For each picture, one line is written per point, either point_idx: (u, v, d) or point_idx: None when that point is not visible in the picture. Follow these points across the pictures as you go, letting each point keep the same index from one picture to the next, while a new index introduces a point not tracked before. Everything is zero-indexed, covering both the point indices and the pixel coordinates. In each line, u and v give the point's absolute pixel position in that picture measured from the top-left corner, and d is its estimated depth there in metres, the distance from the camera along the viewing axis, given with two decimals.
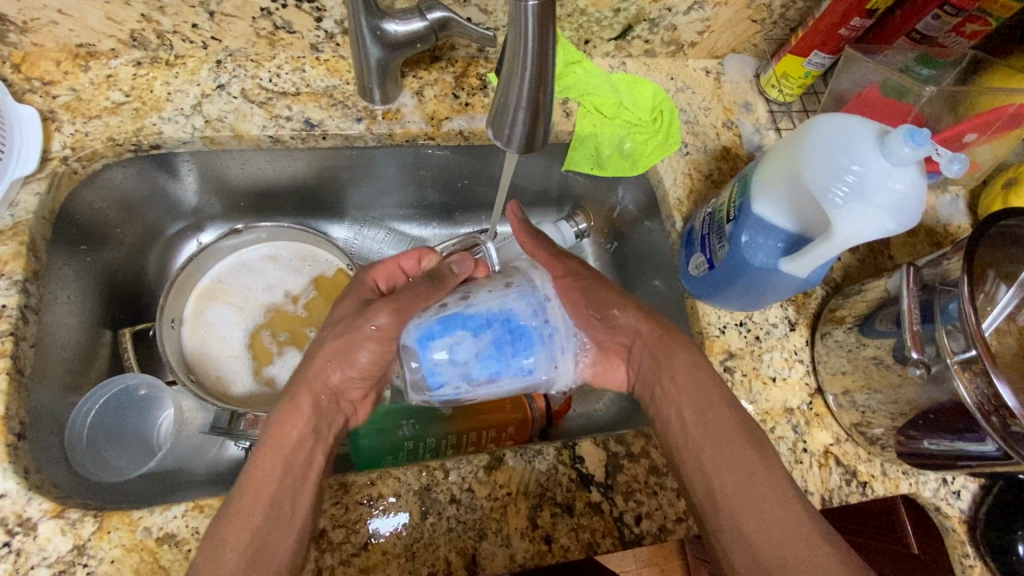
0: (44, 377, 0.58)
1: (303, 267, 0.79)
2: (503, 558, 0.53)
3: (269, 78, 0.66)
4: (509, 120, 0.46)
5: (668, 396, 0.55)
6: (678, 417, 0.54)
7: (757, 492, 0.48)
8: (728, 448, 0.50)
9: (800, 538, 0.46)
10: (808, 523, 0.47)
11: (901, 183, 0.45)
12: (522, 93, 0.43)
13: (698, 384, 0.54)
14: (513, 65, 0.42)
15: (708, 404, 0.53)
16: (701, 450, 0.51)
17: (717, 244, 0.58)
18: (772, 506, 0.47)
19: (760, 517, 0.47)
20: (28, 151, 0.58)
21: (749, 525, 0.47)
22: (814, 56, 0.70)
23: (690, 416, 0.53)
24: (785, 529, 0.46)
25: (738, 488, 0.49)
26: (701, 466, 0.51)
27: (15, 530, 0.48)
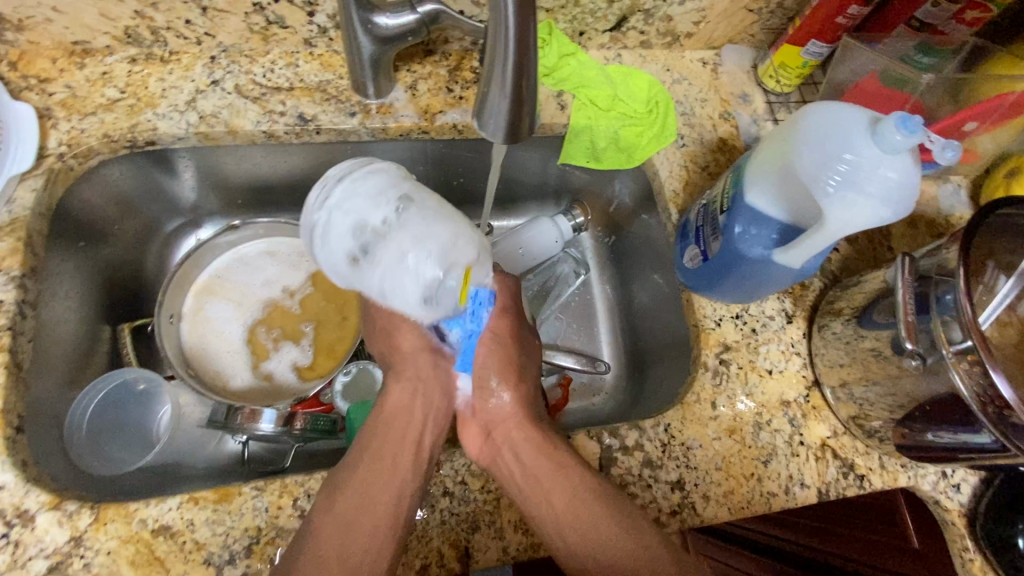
0: (43, 370, 0.59)
1: (301, 263, 0.79)
2: (496, 550, 0.53)
3: (263, 74, 0.66)
4: (493, 109, 0.45)
5: (528, 488, 0.52)
6: (521, 474, 0.52)
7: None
8: (611, 554, 0.48)
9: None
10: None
11: (893, 172, 0.43)
12: (506, 83, 0.43)
13: (571, 487, 0.51)
14: (496, 56, 0.42)
15: (609, 520, 0.49)
16: (564, 533, 0.50)
17: (710, 236, 0.57)
18: (659, 561, 0.47)
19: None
20: (25, 148, 0.59)
21: None
22: (812, 45, 0.69)
23: (558, 512, 0.50)
24: None
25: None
26: (564, 532, 0.50)
27: (13, 522, 0.48)
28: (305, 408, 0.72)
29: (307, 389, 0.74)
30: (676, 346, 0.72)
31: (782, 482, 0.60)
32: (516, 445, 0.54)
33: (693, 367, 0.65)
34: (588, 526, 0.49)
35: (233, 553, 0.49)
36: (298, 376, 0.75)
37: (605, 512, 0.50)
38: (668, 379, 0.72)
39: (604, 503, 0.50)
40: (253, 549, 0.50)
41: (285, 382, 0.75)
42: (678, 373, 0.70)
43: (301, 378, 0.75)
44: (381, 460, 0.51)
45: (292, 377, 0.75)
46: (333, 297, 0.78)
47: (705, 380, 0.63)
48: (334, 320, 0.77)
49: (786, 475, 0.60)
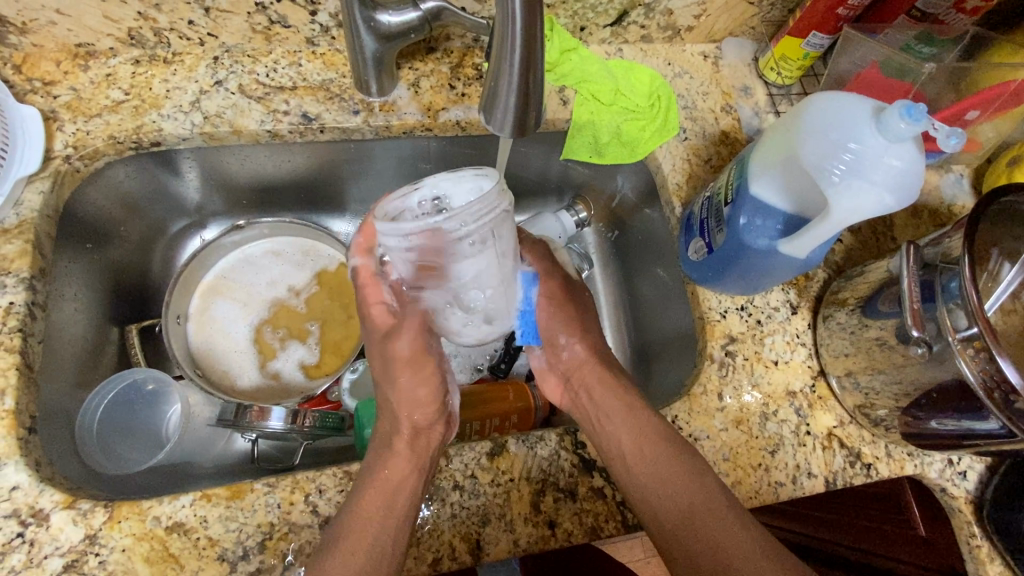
0: (53, 371, 0.59)
1: (306, 263, 0.80)
2: (507, 543, 0.53)
3: (266, 73, 0.66)
4: (499, 105, 0.45)
5: (605, 425, 0.57)
6: (622, 457, 0.54)
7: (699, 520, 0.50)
8: (669, 483, 0.52)
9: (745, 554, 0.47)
10: (758, 548, 0.48)
11: (898, 159, 0.44)
12: (512, 79, 0.43)
13: (639, 427, 0.55)
14: (501, 53, 0.42)
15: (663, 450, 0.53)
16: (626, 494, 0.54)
17: (715, 228, 0.57)
18: (703, 516, 0.50)
19: (701, 544, 0.49)
20: (32, 150, 0.59)
21: (699, 556, 0.49)
22: (813, 37, 0.70)
23: (629, 455, 0.54)
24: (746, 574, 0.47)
25: (682, 523, 0.50)
26: (638, 498, 0.53)
27: (28, 521, 0.49)
28: (312, 406, 0.73)
29: (313, 387, 0.75)
30: (681, 339, 0.72)
31: (790, 471, 0.60)
32: (600, 406, 0.58)
33: (699, 359, 0.65)
34: (666, 489, 0.52)
35: (246, 548, 0.50)
36: (304, 375, 0.76)
37: (673, 452, 0.53)
38: (675, 372, 0.71)
39: (657, 459, 0.53)
40: (266, 545, 0.50)
41: (292, 381, 0.75)
42: (684, 366, 0.70)
43: (308, 376, 0.76)
44: (377, 525, 0.48)
45: (299, 375, 0.76)
46: (338, 296, 0.79)
47: (711, 371, 0.63)
48: (339, 318, 0.78)
49: (793, 465, 0.61)
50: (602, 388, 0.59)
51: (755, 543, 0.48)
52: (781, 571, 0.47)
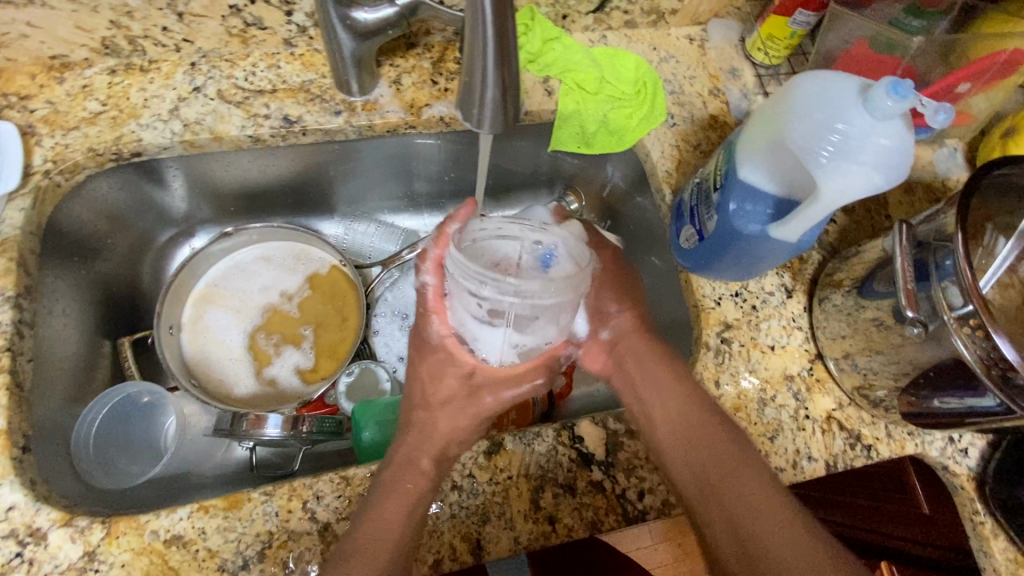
0: (46, 389, 0.59)
1: (297, 266, 0.80)
2: (508, 541, 0.53)
3: (245, 77, 0.65)
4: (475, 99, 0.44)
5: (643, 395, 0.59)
6: (663, 420, 0.56)
7: (736, 483, 0.50)
8: (710, 450, 0.53)
9: (777, 521, 0.48)
10: (791, 518, 0.48)
11: (886, 138, 0.43)
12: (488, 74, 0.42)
13: (683, 394, 0.57)
14: (474, 51, 0.41)
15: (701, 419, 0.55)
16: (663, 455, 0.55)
17: (705, 214, 0.56)
18: (739, 481, 0.50)
19: (736, 505, 0.50)
20: (10, 167, 0.58)
21: (732, 517, 0.49)
22: (799, 14, 0.68)
23: (672, 418, 0.55)
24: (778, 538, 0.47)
25: (716, 484, 0.51)
26: (676, 458, 0.54)
27: (26, 540, 0.48)
28: (310, 411, 0.73)
29: (310, 391, 0.74)
30: (678, 327, 0.72)
31: (790, 456, 0.60)
32: (647, 375, 0.59)
33: (695, 347, 0.65)
34: (707, 452, 0.53)
35: (246, 558, 0.50)
36: (300, 379, 0.75)
37: (717, 420, 0.54)
38: None
39: (700, 424, 0.54)
40: (266, 553, 0.50)
41: (288, 386, 0.75)
42: (682, 356, 0.69)
43: (304, 381, 0.75)
44: (393, 530, 0.48)
45: (295, 380, 0.75)
46: (331, 299, 0.79)
47: (707, 359, 0.63)
48: (332, 321, 0.78)
49: (793, 449, 0.60)
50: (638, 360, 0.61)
51: (791, 511, 0.48)
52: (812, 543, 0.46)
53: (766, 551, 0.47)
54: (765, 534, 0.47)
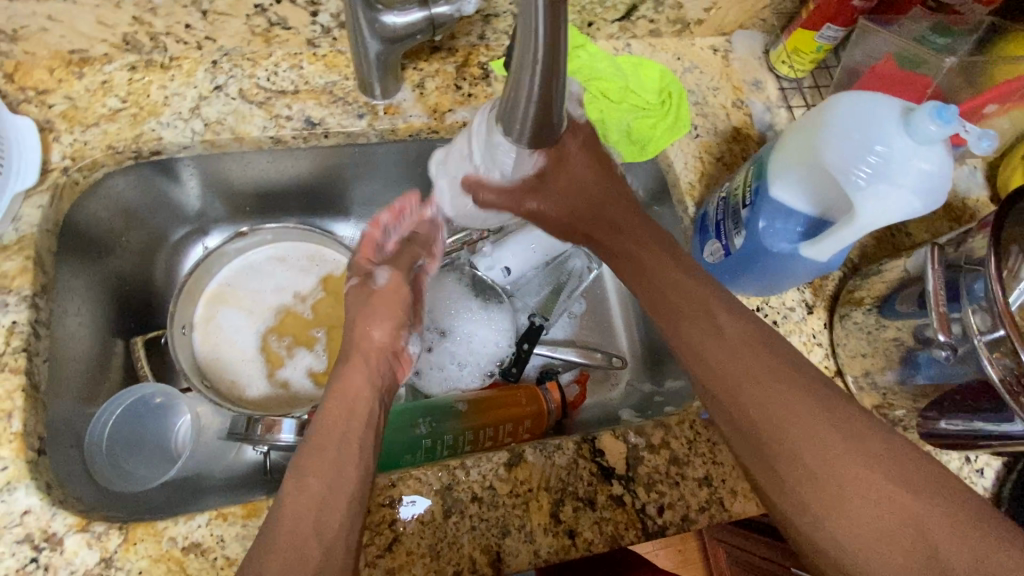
0: (60, 389, 0.58)
1: (311, 267, 0.79)
2: (527, 553, 0.53)
3: (267, 77, 0.64)
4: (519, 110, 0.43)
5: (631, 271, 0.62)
6: (725, 373, 0.51)
7: (794, 409, 0.47)
8: (767, 391, 0.49)
9: (823, 436, 0.46)
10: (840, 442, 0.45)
11: (926, 163, 0.43)
12: (534, 86, 0.40)
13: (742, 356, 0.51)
14: (524, 55, 0.38)
15: (761, 361, 0.50)
16: (739, 401, 0.49)
17: (732, 230, 0.56)
18: (803, 428, 0.47)
19: (787, 435, 0.47)
20: (28, 164, 0.57)
21: (791, 442, 0.46)
22: (827, 31, 0.68)
23: (737, 370, 0.50)
24: (822, 457, 0.45)
25: (776, 417, 0.48)
26: (743, 395, 0.49)
27: (42, 545, 0.48)
28: None
29: (323, 395, 0.74)
30: None
31: None
32: (706, 332, 0.53)
33: None
34: (764, 399, 0.49)
35: None
36: (313, 383, 0.75)
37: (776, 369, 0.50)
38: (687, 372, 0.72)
39: (770, 375, 0.49)
40: None
41: (300, 389, 0.75)
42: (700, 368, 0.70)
43: (317, 384, 0.75)
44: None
45: (307, 383, 0.75)
46: (345, 301, 0.78)
47: None
48: None
49: None
50: (659, 259, 0.60)
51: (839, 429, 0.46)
52: (865, 460, 0.44)
53: (813, 470, 0.45)
54: (801, 451, 0.46)
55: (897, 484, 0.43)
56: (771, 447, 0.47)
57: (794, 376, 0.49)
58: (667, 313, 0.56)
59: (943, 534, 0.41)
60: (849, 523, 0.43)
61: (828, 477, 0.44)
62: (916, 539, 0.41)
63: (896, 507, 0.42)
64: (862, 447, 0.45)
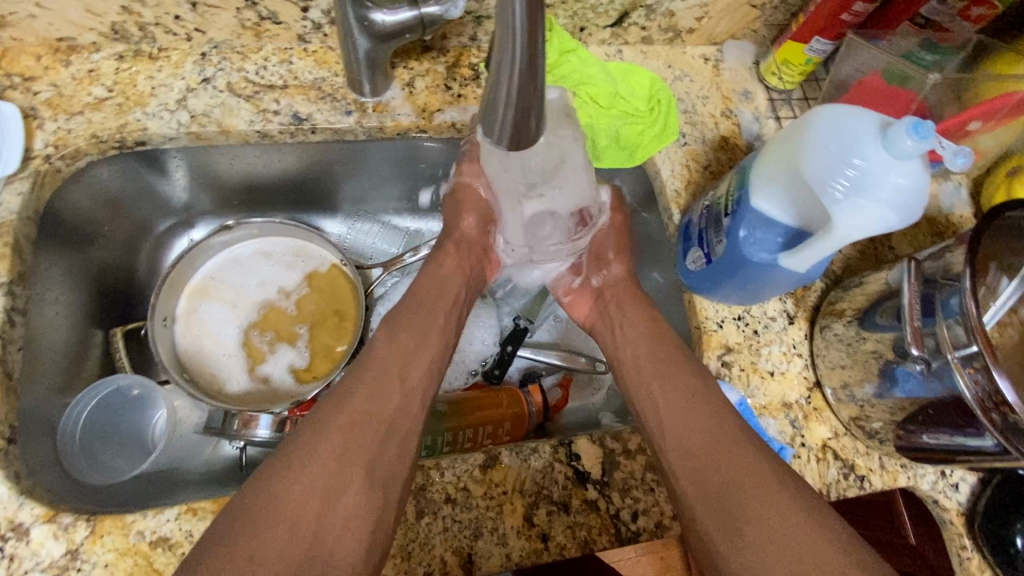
0: (34, 378, 0.58)
1: (296, 263, 0.78)
2: (500, 556, 0.53)
3: (255, 71, 0.64)
4: (497, 116, 0.42)
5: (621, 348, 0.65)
6: (662, 402, 0.57)
7: (717, 439, 0.52)
8: (695, 422, 0.54)
9: (739, 464, 0.50)
10: (758, 470, 0.49)
11: (904, 177, 0.43)
12: (511, 90, 0.40)
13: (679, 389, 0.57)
14: (502, 55, 0.38)
15: (724, 437, 0.52)
16: (668, 427, 0.55)
17: (714, 239, 0.56)
18: (725, 456, 0.51)
19: (709, 459, 0.51)
20: (10, 150, 0.57)
21: (707, 467, 0.51)
22: (816, 42, 0.68)
23: (674, 402, 0.56)
24: (733, 481, 0.49)
25: (698, 446, 0.52)
26: (672, 424, 0.55)
27: (7, 535, 0.47)
28: None
29: (303, 392, 0.73)
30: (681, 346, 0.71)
31: None
32: (654, 370, 0.60)
33: None
34: (692, 425, 0.54)
35: None
36: (294, 379, 0.75)
37: (708, 404, 0.55)
38: None
39: (702, 408, 0.55)
40: None
41: (281, 385, 0.74)
42: None
43: (298, 381, 0.74)
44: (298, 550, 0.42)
45: (288, 379, 0.74)
46: (328, 297, 0.77)
47: None
48: (329, 322, 0.77)
49: None
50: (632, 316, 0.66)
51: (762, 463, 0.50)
52: (780, 491, 0.48)
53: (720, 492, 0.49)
54: (717, 475, 0.50)
55: (805, 515, 0.46)
56: (699, 466, 0.51)
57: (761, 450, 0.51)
58: (647, 390, 0.59)
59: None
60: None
61: (794, 551, 0.44)
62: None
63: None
64: (826, 519, 0.46)
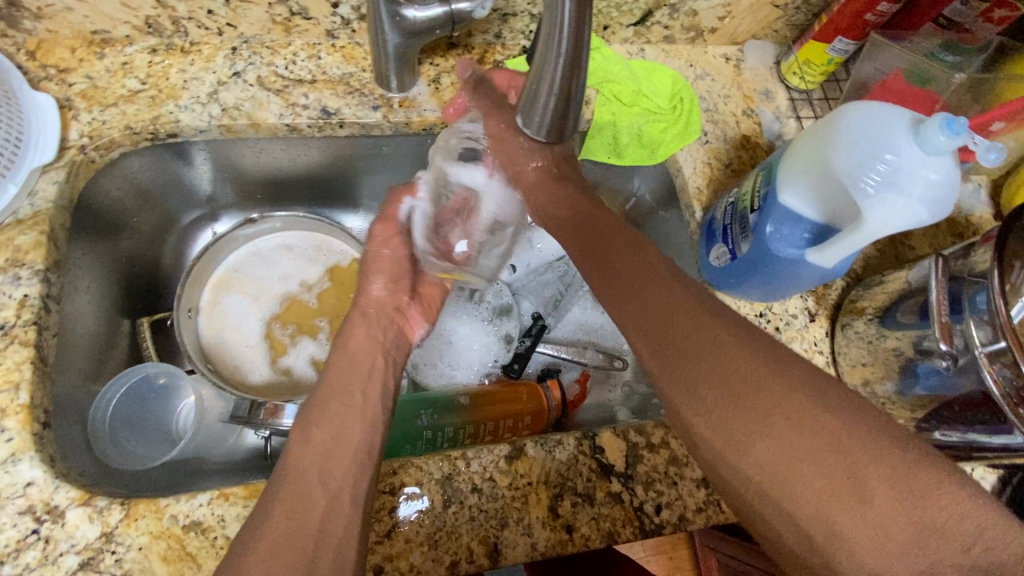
0: (66, 365, 0.58)
1: (318, 257, 0.79)
2: (525, 546, 0.53)
3: (285, 65, 0.65)
4: (538, 107, 0.45)
5: (564, 245, 0.62)
6: (637, 313, 0.51)
7: (698, 336, 0.47)
8: (672, 321, 0.48)
9: (727, 352, 0.45)
10: (746, 354, 0.44)
11: (934, 173, 0.44)
12: (554, 83, 0.41)
13: (655, 293, 0.51)
14: (546, 52, 0.39)
15: (696, 332, 0.46)
16: (647, 335, 0.49)
17: (740, 234, 0.56)
18: (709, 354, 0.45)
19: (692, 360, 0.46)
20: (47, 139, 0.58)
21: (690, 366, 0.46)
22: (839, 42, 0.69)
23: (649, 308, 0.50)
24: (726, 373, 0.44)
25: (679, 348, 0.47)
26: (650, 333, 0.49)
27: (43, 517, 0.48)
28: None
29: None
30: None
31: None
32: (625, 276, 0.54)
33: None
34: (667, 325, 0.48)
35: None
36: (316, 371, 0.75)
37: (685, 299, 0.49)
38: None
39: (677, 303, 0.49)
40: None
41: (303, 377, 0.75)
42: None
43: (319, 373, 0.75)
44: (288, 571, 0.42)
45: (310, 371, 0.75)
46: (350, 291, 0.79)
47: None
48: None
49: None
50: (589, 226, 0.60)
51: (745, 344, 0.45)
52: (774, 375, 0.43)
53: (716, 384, 0.44)
54: (708, 369, 0.45)
55: (817, 402, 0.41)
56: (688, 369, 0.46)
57: (731, 328, 0.46)
58: (606, 290, 0.55)
59: (879, 480, 0.37)
60: (794, 490, 0.39)
61: (761, 416, 0.41)
62: (857, 494, 0.37)
63: (838, 459, 0.39)
64: (795, 386, 0.42)
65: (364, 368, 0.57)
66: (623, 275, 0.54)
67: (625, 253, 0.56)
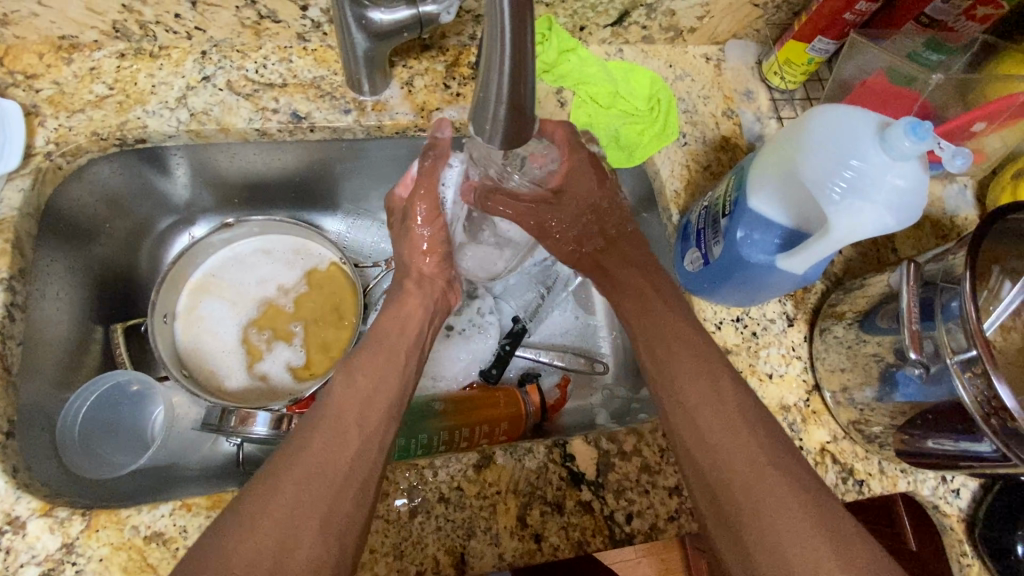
0: (31, 373, 0.58)
1: (296, 261, 0.79)
2: (492, 557, 0.53)
3: (255, 69, 0.64)
4: (488, 116, 0.43)
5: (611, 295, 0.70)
6: (677, 369, 0.58)
7: (724, 419, 0.53)
8: (700, 396, 0.55)
9: (736, 445, 0.52)
10: (749, 442, 0.52)
11: (901, 179, 0.43)
12: (502, 88, 0.40)
13: (699, 363, 0.57)
14: (491, 55, 0.38)
15: (725, 410, 0.54)
16: (682, 397, 0.56)
17: (712, 239, 0.56)
18: (727, 437, 0.52)
19: (710, 439, 0.53)
20: (11, 146, 0.57)
21: (707, 440, 0.53)
22: (818, 42, 0.68)
23: (686, 373, 0.57)
24: (736, 464, 0.51)
25: (702, 428, 0.54)
26: (684, 397, 0.56)
27: (3, 528, 0.48)
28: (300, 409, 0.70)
29: (302, 389, 0.74)
30: None
31: None
32: (667, 333, 0.61)
33: None
34: (702, 396, 0.55)
35: None
36: (292, 376, 0.75)
37: (714, 379, 0.56)
38: None
39: (704, 378, 0.56)
40: None
41: (280, 382, 0.75)
42: None
43: (296, 378, 0.75)
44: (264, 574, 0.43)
45: (287, 376, 0.75)
46: (326, 295, 0.78)
47: None
48: (326, 320, 0.77)
49: None
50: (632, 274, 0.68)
51: (758, 440, 0.52)
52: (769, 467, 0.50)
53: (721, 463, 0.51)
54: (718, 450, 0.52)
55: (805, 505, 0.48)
56: (698, 450, 0.53)
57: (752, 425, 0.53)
58: (646, 338, 0.63)
59: None
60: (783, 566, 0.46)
61: (755, 512, 0.48)
62: None
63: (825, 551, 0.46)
64: (785, 474, 0.50)
65: (381, 359, 0.58)
66: (661, 322, 0.62)
67: (657, 308, 0.64)
